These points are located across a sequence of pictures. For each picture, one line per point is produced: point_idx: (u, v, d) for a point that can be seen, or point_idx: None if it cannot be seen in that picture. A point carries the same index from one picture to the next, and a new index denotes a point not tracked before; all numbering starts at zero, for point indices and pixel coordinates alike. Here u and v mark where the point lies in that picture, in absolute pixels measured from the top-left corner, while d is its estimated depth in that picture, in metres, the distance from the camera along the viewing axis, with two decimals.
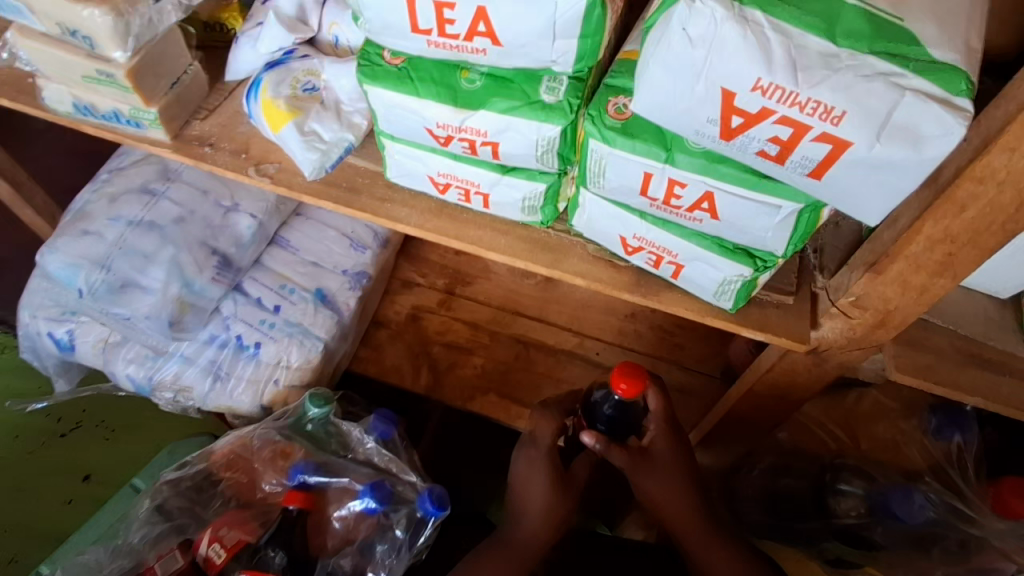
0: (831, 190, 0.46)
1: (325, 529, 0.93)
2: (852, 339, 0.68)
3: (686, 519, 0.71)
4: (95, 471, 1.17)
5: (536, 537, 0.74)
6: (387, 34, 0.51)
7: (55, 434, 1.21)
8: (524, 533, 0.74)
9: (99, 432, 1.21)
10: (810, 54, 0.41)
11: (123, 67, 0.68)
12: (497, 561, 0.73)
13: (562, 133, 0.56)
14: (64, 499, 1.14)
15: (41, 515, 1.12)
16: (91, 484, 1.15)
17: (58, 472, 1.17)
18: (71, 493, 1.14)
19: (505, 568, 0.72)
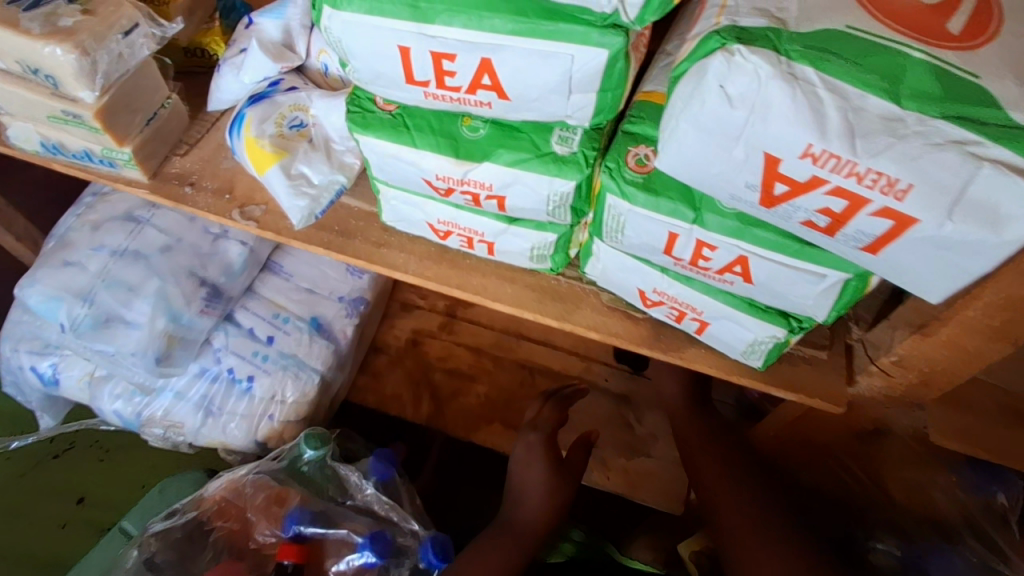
0: (886, 265, 0.41)
1: None
2: (893, 398, 0.62)
3: (687, 413, 0.89)
4: (89, 494, 1.11)
5: (539, 501, 0.91)
6: (378, 84, 0.45)
7: (47, 456, 1.15)
8: (524, 500, 0.91)
9: (93, 453, 1.15)
10: (870, 118, 0.35)
11: (91, 107, 0.62)
12: (498, 522, 0.88)
13: (577, 187, 0.50)
14: (58, 523, 1.08)
15: (33, 540, 1.06)
16: (86, 507, 1.10)
17: (51, 494, 1.11)
18: (65, 517, 1.09)
19: (503, 524, 0.87)
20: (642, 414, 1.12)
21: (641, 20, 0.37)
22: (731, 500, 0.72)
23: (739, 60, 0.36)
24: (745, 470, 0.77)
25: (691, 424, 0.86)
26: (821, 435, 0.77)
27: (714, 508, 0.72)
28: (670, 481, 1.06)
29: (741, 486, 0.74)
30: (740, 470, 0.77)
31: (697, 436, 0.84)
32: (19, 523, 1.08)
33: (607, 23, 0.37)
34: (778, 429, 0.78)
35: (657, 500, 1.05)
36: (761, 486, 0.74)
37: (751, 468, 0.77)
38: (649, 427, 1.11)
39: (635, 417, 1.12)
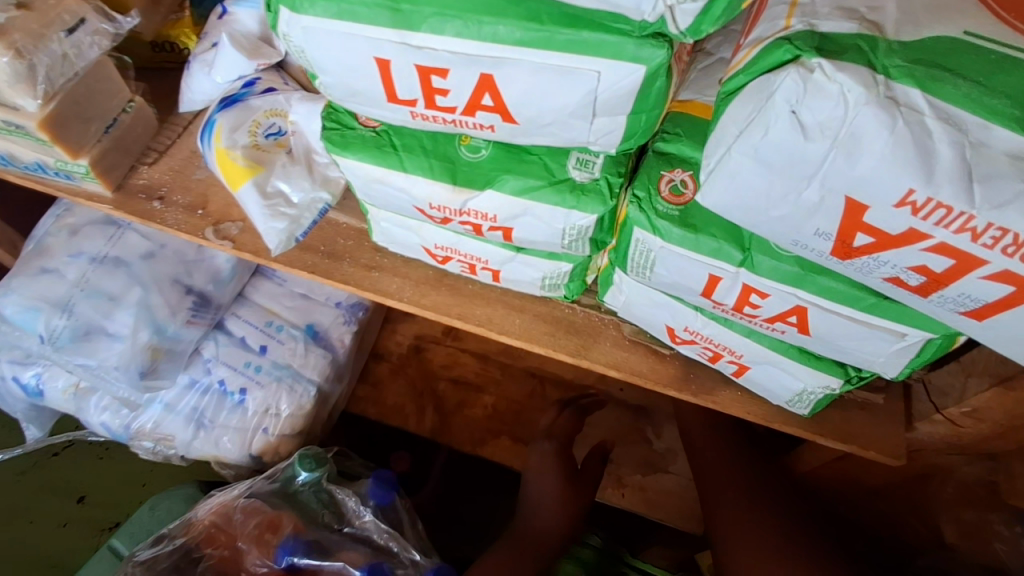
0: (994, 334, 0.32)
1: None
2: (955, 446, 0.54)
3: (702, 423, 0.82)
4: (91, 493, 1.06)
5: (554, 521, 0.87)
6: (355, 102, 0.37)
7: (47, 454, 1.10)
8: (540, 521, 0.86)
9: (93, 451, 1.10)
10: (995, 158, 0.27)
11: (34, 117, 0.54)
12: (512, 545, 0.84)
13: (599, 220, 0.41)
14: (58, 522, 1.04)
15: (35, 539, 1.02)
16: (88, 505, 1.05)
17: (49, 494, 1.06)
18: (66, 516, 1.04)
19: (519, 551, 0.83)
20: (660, 428, 1.03)
21: (694, 32, 0.29)
22: (755, 537, 0.65)
23: (822, 78, 0.27)
24: (771, 498, 0.70)
25: (706, 443, 0.79)
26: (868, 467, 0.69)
27: (725, 529, 0.68)
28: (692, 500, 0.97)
29: (770, 518, 0.67)
30: (764, 497, 0.70)
31: (714, 452, 0.77)
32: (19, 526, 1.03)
33: (645, 32, 0.29)
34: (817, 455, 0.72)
35: (676, 519, 0.97)
36: (788, 516, 0.67)
37: (777, 494, 0.70)
38: (668, 441, 1.03)
39: (653, 431, 1.03)
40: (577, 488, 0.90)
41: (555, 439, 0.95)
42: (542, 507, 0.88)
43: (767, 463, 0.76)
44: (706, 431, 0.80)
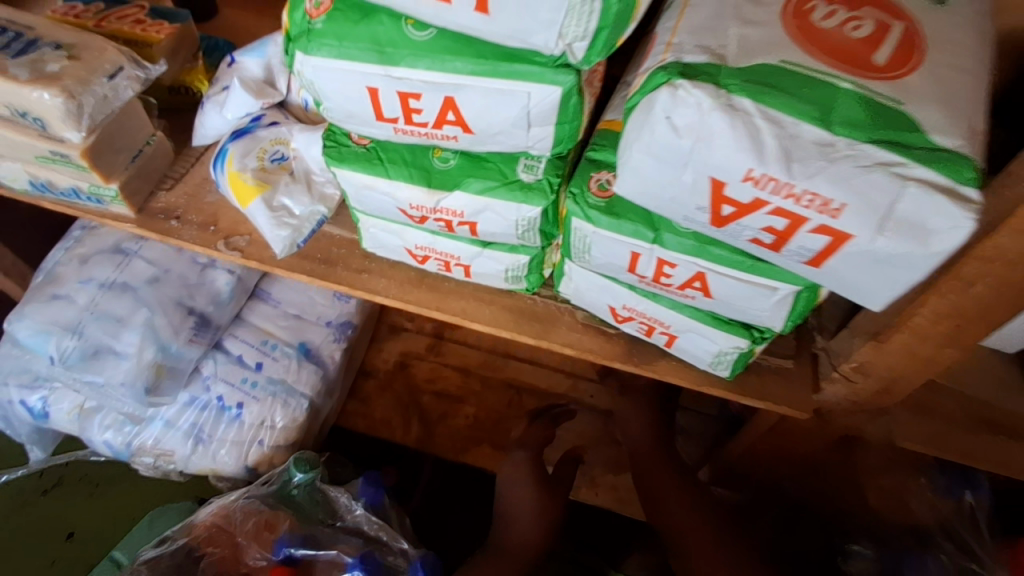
0: (831, 277, 0.43)
1: None
2: (856, 405, 0.64)
3: (655, 453, 0.87)
4: (79, 529, 1.12)
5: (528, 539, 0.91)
6: (351, 122, 0.48)
7: (37, 492, 1.16)
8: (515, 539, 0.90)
9: (83, 488, 1.16)
10: (805, 144, 0.38)
11: (77, 147, 0.64)
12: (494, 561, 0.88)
13: (543, 212, 0.52)
14: (47, 561, 1.09)
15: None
16: (75, 543, 1.10)
17: (40, 532, 1.12)
18: (55, 555, 1.09)
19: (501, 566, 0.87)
20: None
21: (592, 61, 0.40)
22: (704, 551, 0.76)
23: (683, 93, 0.39)
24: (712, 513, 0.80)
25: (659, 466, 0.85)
26: (799, 449, 0.78)
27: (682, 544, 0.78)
28: None
29: (723, 568, 0.74)
30: (717, 538, 0.77)
31: (668, 487, 0.83)
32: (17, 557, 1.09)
33: (558, 63, 0.40)
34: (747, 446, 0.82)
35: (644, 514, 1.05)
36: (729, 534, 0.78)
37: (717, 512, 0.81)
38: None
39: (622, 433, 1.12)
40: (551, 495, 0.95)
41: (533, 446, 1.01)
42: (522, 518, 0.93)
43: (711, 500, 0.83)
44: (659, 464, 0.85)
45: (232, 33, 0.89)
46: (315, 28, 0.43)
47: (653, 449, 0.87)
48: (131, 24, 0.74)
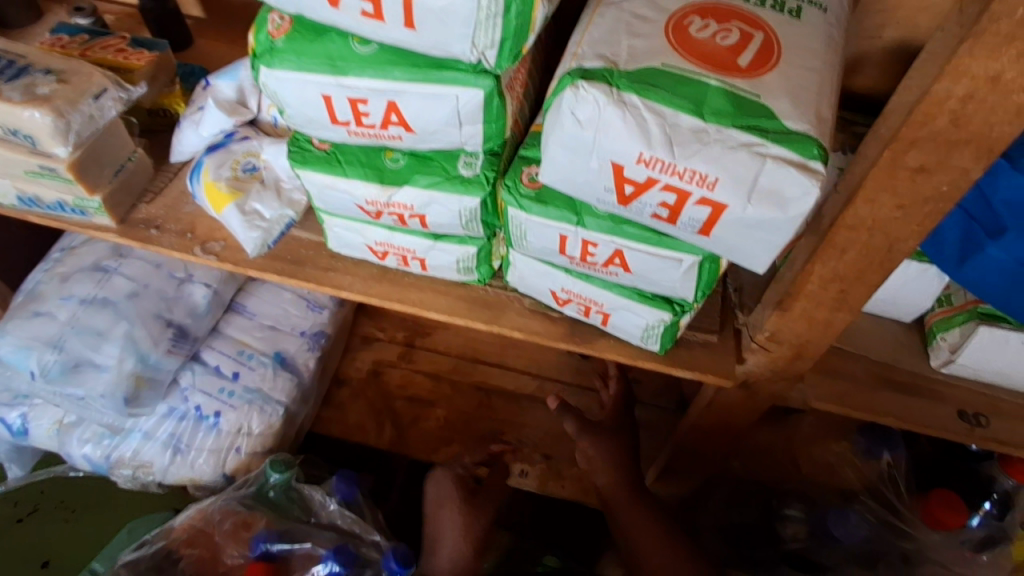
0: (719, 245, 0.51)
1: None
2: (776, 372, 0.71)
3: (629, 495, 0.86)
4: (54, 557, 1.14)
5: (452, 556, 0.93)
6: (311, 127, 0.56)
7: (12, 520, 1.18)
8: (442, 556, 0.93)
9: (58, 514, 1.18)
10: (683, 131, 0.47)
11: (64, 161, 0.71)
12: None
13: (482, 203, 0.60)
14: None
15: None
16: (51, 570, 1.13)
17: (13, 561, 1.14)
18: None
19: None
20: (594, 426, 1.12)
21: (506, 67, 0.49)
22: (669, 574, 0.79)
23: (583, 93, 0.47)
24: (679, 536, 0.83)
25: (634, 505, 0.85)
26: (738, 426, 0.85)
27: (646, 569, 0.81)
28: None
29: None
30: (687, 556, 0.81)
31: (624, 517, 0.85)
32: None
33: (478, 70, 0.48)
34: (691, 431, 0.88)
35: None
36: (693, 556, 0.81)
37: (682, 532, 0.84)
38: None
39: None
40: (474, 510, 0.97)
41: (461, 468, 1.03)
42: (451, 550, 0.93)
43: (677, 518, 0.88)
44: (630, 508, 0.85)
45: (208, 60, 0.96)
46: (276, 46, 0.51)
47: (620, 486, 0.87)
48: (114, 52, 0.81)
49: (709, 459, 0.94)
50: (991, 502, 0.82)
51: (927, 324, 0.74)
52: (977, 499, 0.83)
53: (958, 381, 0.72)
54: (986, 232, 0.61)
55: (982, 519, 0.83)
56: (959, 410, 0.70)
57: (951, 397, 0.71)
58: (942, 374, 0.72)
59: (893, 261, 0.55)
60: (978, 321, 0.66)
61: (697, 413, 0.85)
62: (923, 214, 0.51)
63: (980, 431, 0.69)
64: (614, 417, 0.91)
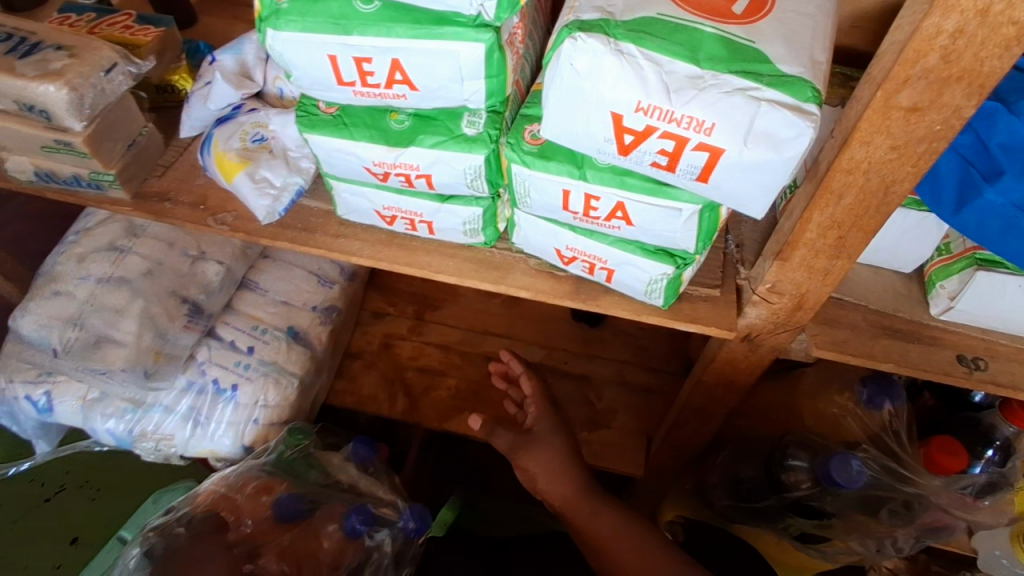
0: (717, 191, 0.53)
1: (319, 532, 0.93)
2: (777, 324, 0.72)
3: (590, 503, 0.89)
4: (83, 533, 1.19)
5: None
6: (317, 88, 0.58)
7: (39, 499, 1.22)
8: None
9: (84, 493, 1.23)
10: (679, 77, 0.48)
11: (79, 135, 0.73)
12: None
13: (486, 160, 0.62)
14: (53, 565, 1.16)
15: None
16: (80, 545, 1.18)
17: (43, 539, 1.18)
18: (59, 559, 1.16)
19: None
20: (601, 391, 1.15)
21: (503, 19, 0.51)
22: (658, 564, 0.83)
23: (581, 43, 0.48)
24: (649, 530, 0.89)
25: (597, 513, 0.89)
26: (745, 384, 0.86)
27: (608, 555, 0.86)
28: (634, 448, 1.09)
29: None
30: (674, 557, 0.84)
31: (599, 508, 0.89)
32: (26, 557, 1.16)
33: (478, 24, 0.51)
34: (697, 394, 0.91)
35: (622, 466, 1.09)
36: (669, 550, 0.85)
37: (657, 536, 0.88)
38: (608, 401, 1.14)
39: (595, 394, 1.15)
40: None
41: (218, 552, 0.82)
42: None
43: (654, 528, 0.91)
44: (605, 505, 0.89)
45: (213, 37, 0.98)
46: (282, 7, 0.54)
47: (581, 493, 0.90)
48: (121, 29, 0.83)
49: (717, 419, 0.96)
50: (993, 449, 0.85)
51: (926, 273, 0.75)
52: (981, 448, 0.85)
53: (957, 327, 0.74)
54: (982, 176, 0.62)
55: (984, 467, 0.85)
56: (957, 355, 0.72)
57: (948, 342, 0.73)
58: (940, 322, 0.74)
59: (888, 205, 0.57)
60: (977, 267, 0.67)
61: (708, 375, 0.86)
62: (917, 154, 0.52)
63: (978, 374, 0.71)
64: (542, 420, 0.94)
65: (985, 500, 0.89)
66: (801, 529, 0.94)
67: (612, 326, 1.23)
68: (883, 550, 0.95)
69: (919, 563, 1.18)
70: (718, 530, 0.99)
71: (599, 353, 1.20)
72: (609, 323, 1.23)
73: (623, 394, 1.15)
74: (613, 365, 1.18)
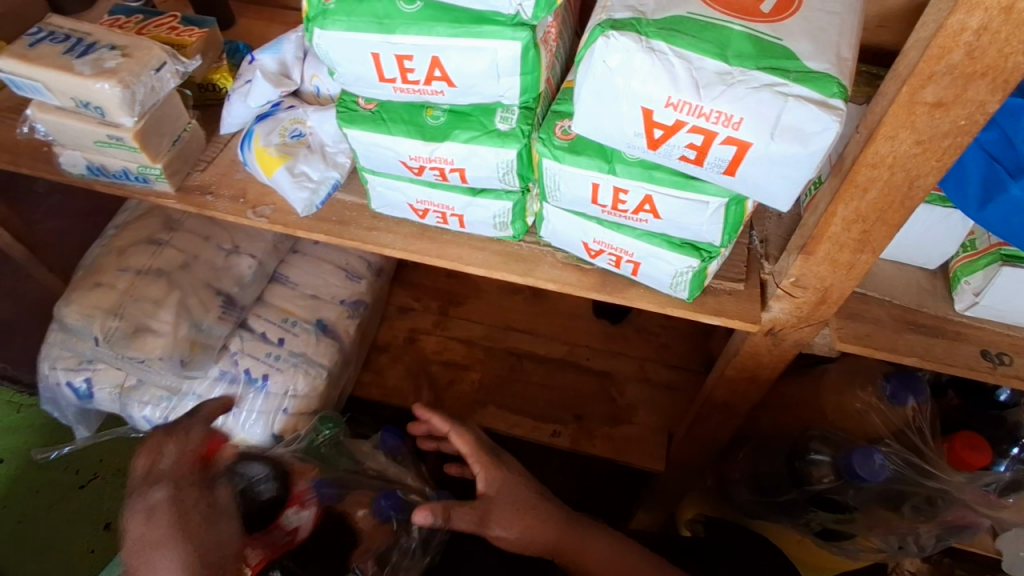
0: (744, 184, 0.54)
1: None
2: (801, 318, 0.73)
3: (576, 538, 0.83)
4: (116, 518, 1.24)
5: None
6: (359, 85, 0.61)
7: (76, 485, 1.27)
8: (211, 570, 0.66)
9: (119, 479, 1.28)
10: (708, 73, 0.50)
11: (130, 130, 0.77)
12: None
13: (518, 155, 0.64)
14: (88, 548, 1.20)
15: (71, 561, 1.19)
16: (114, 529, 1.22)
17: (81, 522, 1.23)
18: (94, 542, 1.21)
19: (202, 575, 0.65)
20: (623, 387, 1.17)
21: (539, 18, 0.54)
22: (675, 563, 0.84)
23: (614, 41, 0.51)
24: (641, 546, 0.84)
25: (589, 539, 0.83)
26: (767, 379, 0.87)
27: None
28: (654, 444, 1.10)
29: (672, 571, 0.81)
30: None
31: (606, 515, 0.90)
32: (66, 538, 1.21)
33: (515, 23, 0.54)
34: (720, 390, 0.92)
35: (642, 461, 1.10)
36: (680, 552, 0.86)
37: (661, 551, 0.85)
38: (630, 398, 1.16)
39: (616, 390, 1.17)
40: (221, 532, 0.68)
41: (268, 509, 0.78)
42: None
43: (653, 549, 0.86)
44: (593, 534, 0.84)
45: (252, 38, 1.01)
46: (328, 8, 0.57)
47: None
48: (167, 30, 0.87)
49: (738, 414, 0.97)
50: (1019, 447, 0.85)
51: (951, 269, 0.76)
52: (1006, 445, 0.86)
53: (982, 323, 0.74)
54: (1007, 172, 0.63)
55: (1009, 465, 0.86)
56: (982, 350, 0.72)
57: (973, 337, 0.73)
58: (965, 317, 0.75)
59: (913, 200, 0.58)
60: (1001, 262, 0.68)
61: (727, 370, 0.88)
62: (942, 149, 0.53)
63: (1003, 368, 0.71)
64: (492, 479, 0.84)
65: (1010, 498, 0.90)
66: (822, 524, 0.95)
67: (634, 323, 1.24)
68: (906, 548, 0.94)
69: (943, 566, 1.17)
70: (735, 527, 1.00)
71: (619, 350, 1.21)
72: (630, 320, 1.24)
73: (644, 391, 1.16)
74: (634, 363, 1.20)
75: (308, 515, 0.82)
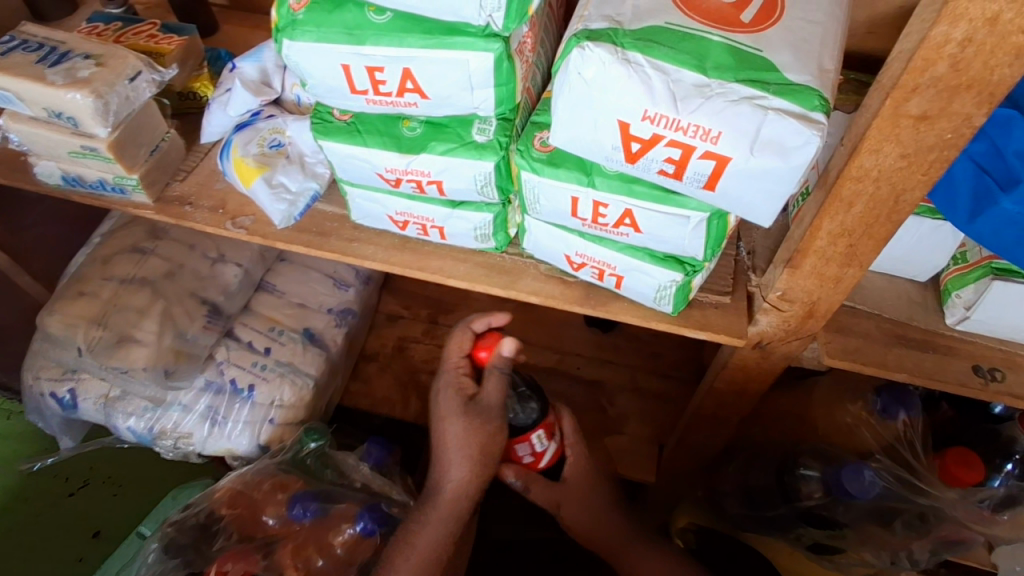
0: (725, 199, 0.53)
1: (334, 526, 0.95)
2: (790, 332, 0.72)
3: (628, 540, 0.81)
4: (104, 527, 1.22)
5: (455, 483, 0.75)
6: (331, 96, 0.60)
7: (62, 495, 1.25)
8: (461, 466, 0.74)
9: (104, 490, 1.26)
10: (686, 86, 0.49)
11: (105, 141, 0.75)
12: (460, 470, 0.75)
13: (496, 167, 0.62)
14: (75, 557, 1.18)
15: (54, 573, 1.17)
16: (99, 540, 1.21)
17: (65, 532, 1.21)
18: (80, 552, 1.19)
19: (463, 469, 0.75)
20: (614, 397, 1.15)
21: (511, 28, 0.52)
22: None
23: (589, 53, 0.49)
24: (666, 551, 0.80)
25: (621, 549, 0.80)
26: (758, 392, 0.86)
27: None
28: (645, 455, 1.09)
29: None
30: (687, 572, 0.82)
31: None
32: (51, 548, 1.20)
33: (487, 34, 0.52)
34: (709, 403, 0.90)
35: (634, 472, 1.08)
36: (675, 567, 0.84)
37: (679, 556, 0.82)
38: (621, 407, 1.14)
39: (607, 400, 1.15)
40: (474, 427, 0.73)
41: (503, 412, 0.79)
42: (444, 505, 0.75)
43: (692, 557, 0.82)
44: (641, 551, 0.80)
45: (234, 46, 1.00)
46: (298, 18, 0.55)
47: None
48: (146, 38, 0.85)
49: (732, 426, 0.95)
50: (1013, 463, 0.83)
51: (942, 282, 0.74)
52: (999, 460, 0.84)
53: (974, 338, 0.73)
54: (998, 184, 0.62)
55: (1004, 479, 0.84)
56: (974, 365, 0.71)
57: (965, 352, 0.72)
58: (957, 331, 0.73)
59: (901, 213, 0.56)
60: (992, 277, 0.67)
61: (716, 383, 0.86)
62: (928, 163, 0.51)
63: (995, 385, 0.69)
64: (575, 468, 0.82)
65: (1004, 514, 0.88)
66: (814, 539, 0.93)
67: (625, 332, 1.22)
68: (898, 564, 0.92)
69: None
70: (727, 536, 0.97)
71: (611, 358, 1.20)
72: (622, 329, 1.22)
73: (635, 401, 1.15)
74: (627, 372, 1.18)
75: (549, 448, 0.81)
